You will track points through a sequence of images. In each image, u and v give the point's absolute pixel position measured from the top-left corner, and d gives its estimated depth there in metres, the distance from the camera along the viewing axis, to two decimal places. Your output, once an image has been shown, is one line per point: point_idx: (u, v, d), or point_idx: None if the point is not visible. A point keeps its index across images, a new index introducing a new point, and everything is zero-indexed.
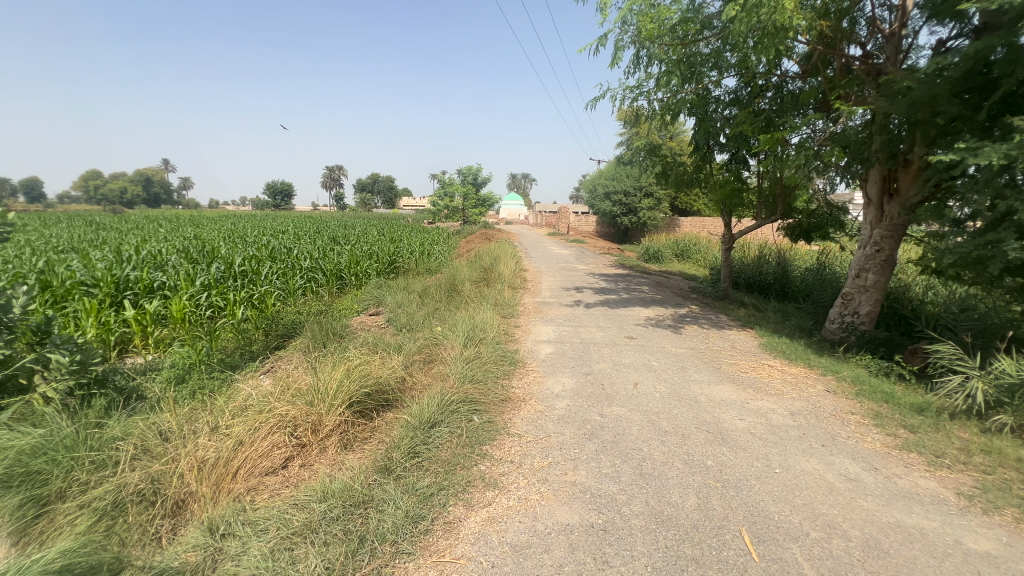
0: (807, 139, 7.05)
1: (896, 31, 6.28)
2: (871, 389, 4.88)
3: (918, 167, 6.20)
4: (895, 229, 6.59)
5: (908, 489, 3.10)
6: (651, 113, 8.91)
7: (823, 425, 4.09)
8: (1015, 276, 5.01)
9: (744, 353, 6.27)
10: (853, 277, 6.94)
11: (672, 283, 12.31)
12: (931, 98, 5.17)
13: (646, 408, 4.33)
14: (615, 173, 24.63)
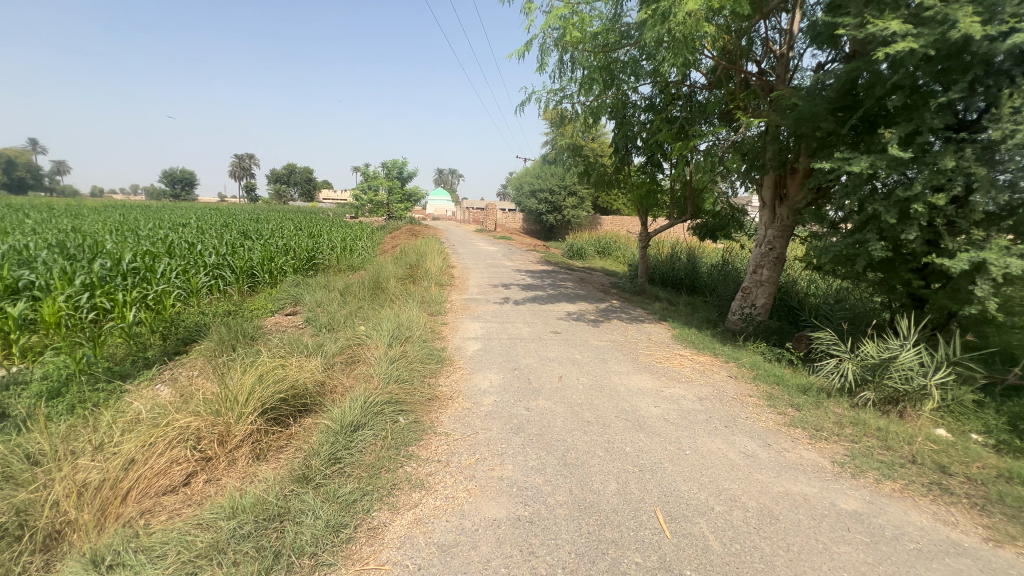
0: (713, 146, 7.67)
1: (785, 53, 7.03)
2: (765, 373, 5.45)
3: (804, 175, 6.96)
4: (785, 230, 7.37)
5: (795, 460, 3.51)
6: (574, 116, 9.19)
7: (726, 408, 4.49)
8: (878, 271, 5.80)
9: (658, 344, 6.71)
10: (751, 272, 7.67)
11: (595, 279, 12.87)
12: (812, 114, 5.86)
13: (570, 399, 4.49)
14: (541, 171, 25.16)
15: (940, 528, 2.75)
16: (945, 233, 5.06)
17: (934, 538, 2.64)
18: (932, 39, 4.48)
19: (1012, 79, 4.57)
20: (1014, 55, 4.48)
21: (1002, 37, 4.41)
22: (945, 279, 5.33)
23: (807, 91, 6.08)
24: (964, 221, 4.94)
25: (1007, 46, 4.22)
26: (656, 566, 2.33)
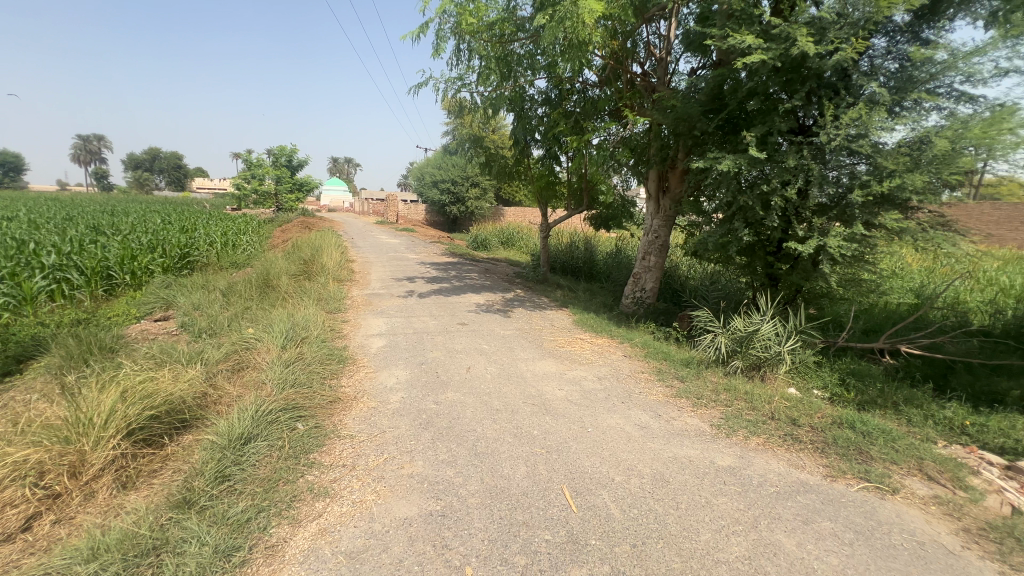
0: (605, 141, 8.15)
1: (664, 57, 7.67)
2: (655, 350, 5.98)
3: (682, 170, 7.68)
4: (668, 220, 8.09)
5: (681, 427, 3.91)
6: (473, 106, 9.17)
7: (622, 385, 4.86)
8: (743, 255, 6.62)
9: (561, 329, 7.03)
10: (641, 259, 8.32)
11: (499, 269, 13.06)
12: (688, 115, 6.47)
13: (479, 390, 4.53)
14: (442, 162, 24.78)
15: (792, 472, 3.25)
16: (792, 222, 5.93)
17: (788, 481, 3.12)
18: (778, 54, 5.19)
19: (836, 91, 5.47)
20: (838, 71, 5.35)
21: (828, 55, 5.25)
22: (793, 261, 6.25)
23: (683, 94, 6.70)
24: (805, 211, 5.84)
25: (833, 63, 5.03)
26: (564, 540, 2.46)
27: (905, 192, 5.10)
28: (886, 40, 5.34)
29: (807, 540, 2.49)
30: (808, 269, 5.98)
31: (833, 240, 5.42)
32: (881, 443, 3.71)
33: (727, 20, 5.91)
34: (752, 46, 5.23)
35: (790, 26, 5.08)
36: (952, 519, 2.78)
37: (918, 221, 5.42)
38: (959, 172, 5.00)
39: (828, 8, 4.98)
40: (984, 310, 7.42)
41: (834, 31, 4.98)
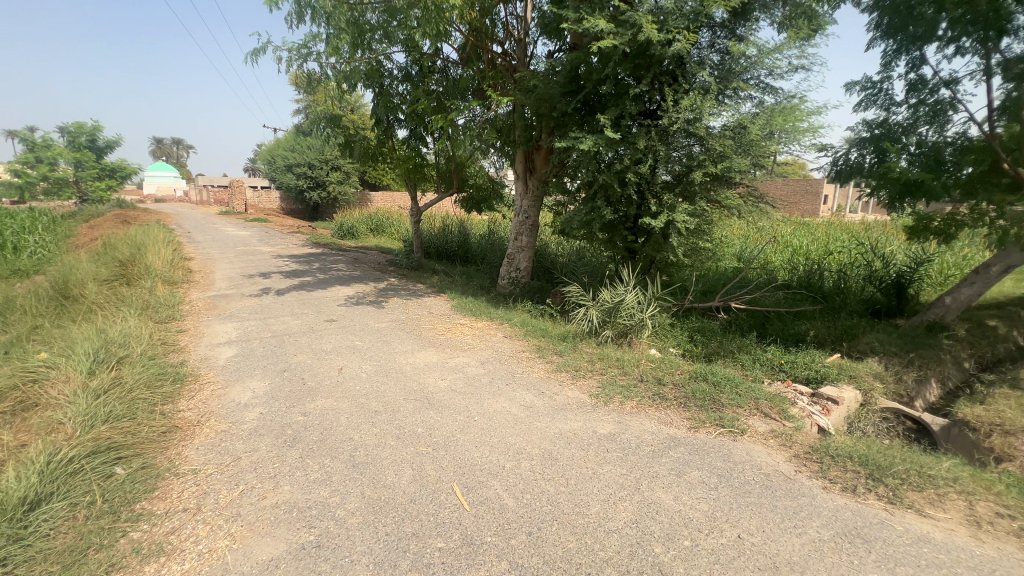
0: (470, 121, 7.96)
1: (522, 38, 7.70)
2: (533, 329, 6.09)
3: (546, 150, 7.86)
4: (536, 200, 8.26)
5: (563, 401, 4.01)
6: (324, 79, 8.26)
7: (505, 367, 4.83)
8: (605, 231, 7.05)
9: (439, 316, 6.80)
10: (513, 240, 8.41)
11: (370, 258, 12.26)
12: (549, 96, 6.57)
13: (354, 392, 4.12)
14: (296, 142, 22.33)
15: (663, 429, 3.53)
16: (645, 199, 6.46)
17: (660, 438, 3.37)
18: (627, 39, 5.48)
19: (674, 79, 5.99)
20: (675, 60, 5.85)
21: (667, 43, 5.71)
22: (647, 235, 6.84)
23: (542, 75, 6.79)
24: (655, 189, 6.39)
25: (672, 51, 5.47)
26: (458, 544, 2.31)
27: (731, 171, 5.85)
28: (710, 34, 6.01)
29: (681, 491, 2.69)
30: (660, 242, 6.59)
31: (680, 214, 6.03)
32: (728, 390, 4.23)
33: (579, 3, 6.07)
34: (604, 30, 5.44)
35: (636, 12, 5.38)
36: (786, 448, 3.25)
37: (741, 195, 6.29)
38: (768, 153, 5.88)
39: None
40: (786, 267, 9.00)
41: (671, 20, 5.40)
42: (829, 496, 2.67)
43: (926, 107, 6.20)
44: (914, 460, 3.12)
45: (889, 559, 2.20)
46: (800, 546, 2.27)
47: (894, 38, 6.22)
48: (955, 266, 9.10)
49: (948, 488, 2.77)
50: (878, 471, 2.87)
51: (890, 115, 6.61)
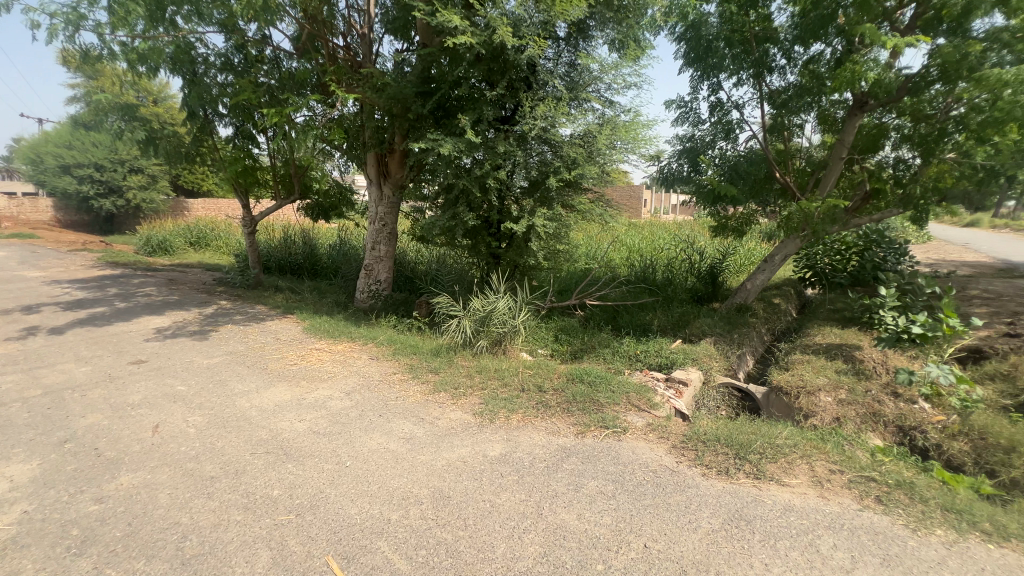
0: (311, 119, 7.08)
1: (366, 33, 7.10)
2: (402, 346, 5.60)
3: (400, 154, 7.34)
4: (393, 206, 7.69)
5: (445, 426, 3.67)
6: (109, 58, 6.57)
7: (376, 394, 4.29)
8: (469, 238, 6.87)
9: (289, 342, 5.84)
10: (370, 250, 7.74)
11: (191, 277, 10.20)
12: (402, 96, 6.11)
13: (178, 456, 3.20)
14: (72, 137, 17.67)
15: (552, 440, 3.43)
16: (506, 204, 6.44)
17: (551, 451, 3.26)
18: (482, 41, 5.34)
19: (527, 85, 6.07)
20: (528, 67, 5.92)
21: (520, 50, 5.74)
22: (509, 240, 6.86)
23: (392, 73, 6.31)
24: (516, 194, 6.42)
25: (526, 58, 5.54)
26: None
27: (583, 177, 6.17)
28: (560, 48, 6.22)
29: (584, 508, 2.59)
30: (523, 246, 6.65)
31: (540, 219, 6.15)
32: (603, 388, 4.36)
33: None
34: (460, 28, 5.21)
35: (492, 14, 5.27)
36: (664, 441, 3.42)
37: (592, 200, 6.65)
38: (613, 160, 6.34)
39: (518, 4, 5.37)
40: (627, 263, 9.95)
41: (525, 27, 5.43)
42: (710, 483, 2.84)
43: (719, 126, 7.26)
44: (762, 432, 3.55)
45: (769, 536, 2.37)
46: (699, 541, 2.33)
47: (699, 66, 6.70)
48: (748, 256, 11.12)
49: (792, 454, 3.18)
50: (741, 450, 3.17)
51: (695, 131, 7.55)
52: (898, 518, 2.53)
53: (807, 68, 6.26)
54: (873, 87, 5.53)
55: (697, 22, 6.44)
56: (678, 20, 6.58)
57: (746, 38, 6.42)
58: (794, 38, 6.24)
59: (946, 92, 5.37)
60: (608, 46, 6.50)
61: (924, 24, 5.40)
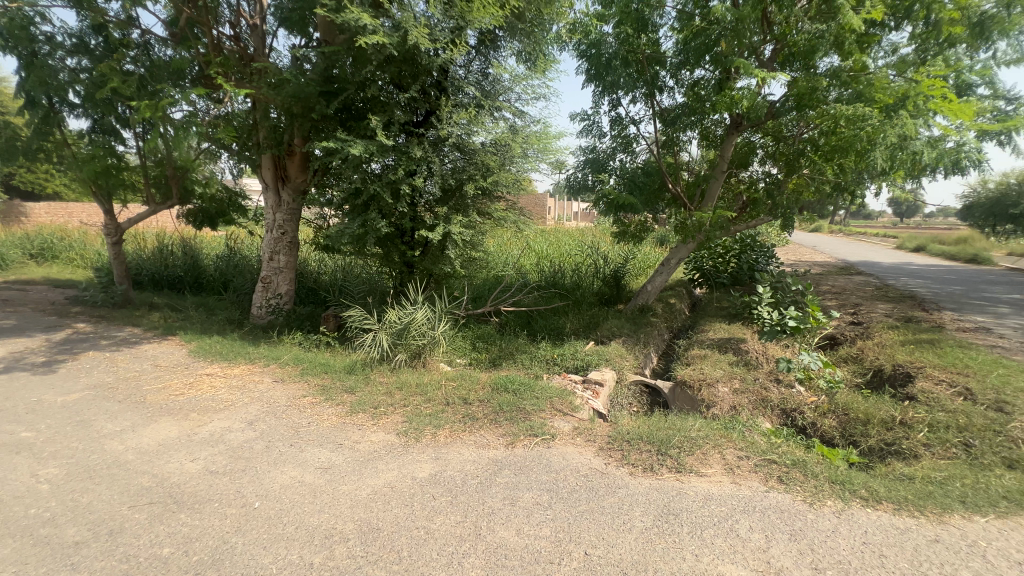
0: (192, 115, 6.29)
1: (257, 24, 6.50)
2: (311, 365, 5.14)
3: (301, 156, 6.79)
4: (293, 213, 7.07)
5: (366, 450, 3.41)
6: None
7: (284, 421, 3.87)
8: (380, 246, 6.55)
9: (172, 368, 5.08)
10: (267, 261, 7.06)
11: (34, 297, 8.51)
12: (303, 94, 5.65)
13: (27, 521, 2.60)
14: None
15: (483, 454, 3.35)
16: (420, 211, 6.25)
17: (483, 465, 3.17)
18: (395, 42, 5.14)
19: (439, 91, 5.96)
20: (441, 73, 5.81)
21: (433, 54, 5.63)
22: (424, 248, 6.65)
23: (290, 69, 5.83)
24: (430, 202, 6.26)
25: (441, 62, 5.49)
26: None
27: (498, 185, 6.20)
28: (474, 56, 6.18)
29: (522, 523, 2.55)
30: (438, 254, 6.50)
31: (456, 227, 6.06)
32: (528, 395, 4.36)
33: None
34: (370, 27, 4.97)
35: (404, 15, 5.10)
36: (591, 443, 3.51)
37: (507, 207, 6.69)
38: (526, 169, 6.46)
39: (431, 7, 5.25)
40: (537, 268, 10.20)
41: (439, 31, 5.32)
42: (638, 481, 2.96)
43: (618, 139, 7.68)
44: (677, 426, 3.79)
45: (696, 527, 2.52)
46: (635, 541, 2.40)
47: (599, 82, 7.08)
48: (646, 259, 12.00)
49: (705, 444, 3.43)
50: (663, 446, 3.36)
51: (598, 143, 7.91)
52: (797, 494, 2.84)
53: (693, 90, 6.84)
54: (747, 110, 6.21)
55: (597, 42, 6.75)
56: (582, 37, 6.89)
57: (640, 59, 6.86)
58: (681, 62, 6.79)
59: (801, 118, 6.22)
60: (516, 57, 6.56)
61: (783, 57, 6.19)
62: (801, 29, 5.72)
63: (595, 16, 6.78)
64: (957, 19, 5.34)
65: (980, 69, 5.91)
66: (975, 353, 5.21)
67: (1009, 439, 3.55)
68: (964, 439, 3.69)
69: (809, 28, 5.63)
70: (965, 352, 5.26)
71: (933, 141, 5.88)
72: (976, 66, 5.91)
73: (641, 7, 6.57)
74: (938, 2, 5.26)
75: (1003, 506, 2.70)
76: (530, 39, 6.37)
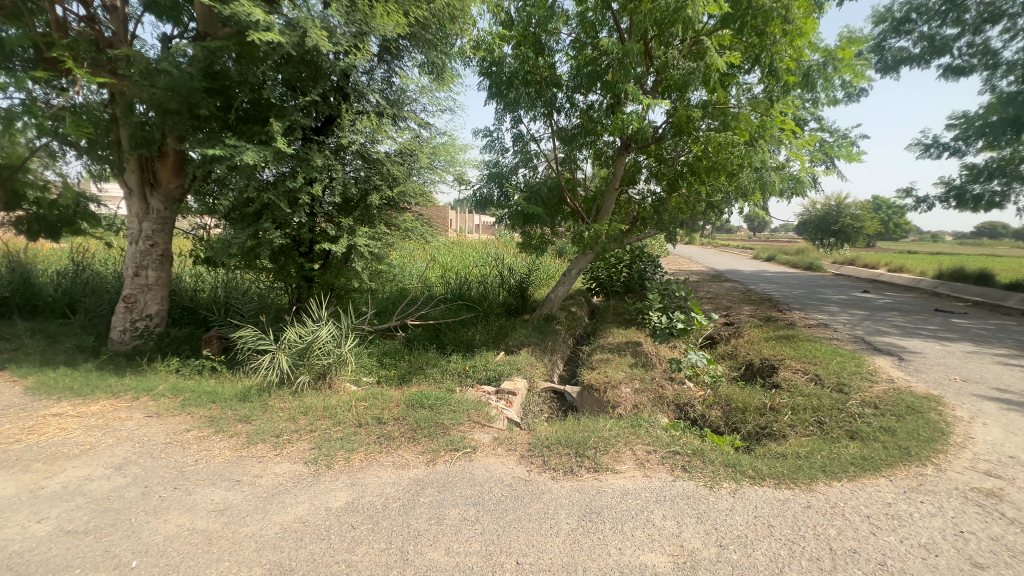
0: (27, 104, 5.24)
1: (117, 6, 5.66)
2: (193, 395, 4.52)
3: (175, 159, 5.99)
4: (165, 222, 6.20)
5: (269, 484, 3.08)
6: None
7: (163, 462, 3.34)
8: (274, 259, 6.01)
9: (0, 411, 4.13)
10: (132, 277, 6.10)
11: None
12: (180, 89, 5.02)
13: None
14: None
15: (402, 474, 3.21)
16: (320, 222, 5.86)
17: (404, 486, 3.04)
18: (292, 42, 4.80)
19: (341, 96, 5.69)
20: (342, 77, 5.55)
21: (334, 57, 5.36)
22: (324, 260, 6.25)
23: (162, 60, 5.15)
24: (331, 212, 5.90)
25: (343, 67, 5.24)
26: None
27: (405, 196, 6.07)
28: (377, 64, 5.98)
29: (450, 541, 2.48)
30: (341, 267, 6.14)
31: (361, 238, 5.78)
32: (444, 410, 4.28)
33: None
34: (263, 22, 4.59)
35: (302, 14, 4.78)
36: (512, 453, 3.55)
37: (414, 218, 6.53)
38: (434, 180, 6.42)
39: (332, 9, 4.99)
40: (443, 280, 10.09)
41: (342, 35, 5.08)
42: (560, 485, 3.06)
43: (520, 154, 7.85)
44: (590, 429, 3.98)
45: (617, 522, 2.66)
46: (563, 544, 2.46)
47: (500, 100, 7.26)
48: (547, 270, 12.47)
49: (617, 443, 3.65)
50: (580, 448, 3.51)
51: (500, 158, 8.02)
52: (699, 480, 3.13)
53: (587, 112, 7.29)
54: (635, 132, 6.74)
55: (498, 61, 6.93)
56: (484, 54, 6.94)
57: (538, 80, 7.14)
58: (576, 86, 7.20)
59: (681, 143, 6.96)
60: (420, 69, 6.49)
61: (662, 89, 6.79)
62: (677, 64, 6.40)
63: (497, 36, 6.88)
64: (794, 68, 6.43)
65: (811, 110, 7.15)
66: (820, 345, 6.22)
67: (849, 414, 4.25)
68: (818, 418, 4.35)
69: (684, 64, 6.34)
70: (813, 345, 6.26)
71: (781, 168, 6.91)
72: (808, 106, 7.13)
73: (540, 31, 6.93)
74: (781, 52, 6.27)
75: (852, 470, 3.24)
76: (434, 52, 6.33)
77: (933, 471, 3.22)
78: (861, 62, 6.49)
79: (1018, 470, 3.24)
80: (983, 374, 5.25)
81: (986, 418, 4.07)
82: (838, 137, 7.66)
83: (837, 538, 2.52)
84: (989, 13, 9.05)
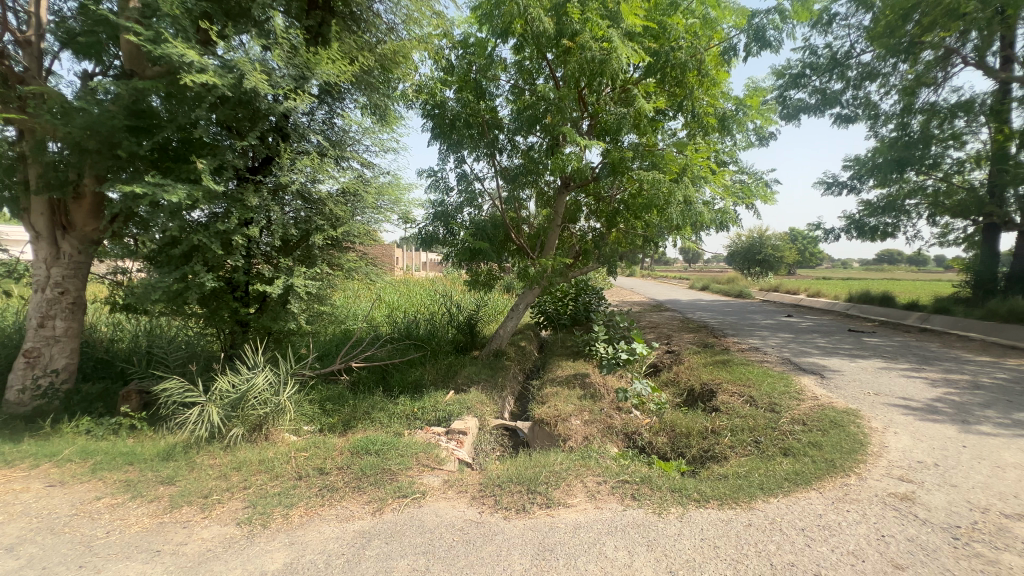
0: None
1: (32, 40, 5.32)
2: (107, 459, 4.06)
3: (93, 200, 5.60)
4: (77, 267, 5.69)
5: (196, 551, 2.80)
6: None
7: (67, 538, 2.96)
8: (205, 304, 5.67)
9: None
10: (35, 329, 5.50)
11: None
12: (102, 128, 4.77)
13: None
14: None
15: (346, 527, 3.03)
16: (256, 263, 5.61)
17: (349, 540, 2.87)
18: (228, 83, 4.70)
19: (280, 136, 5.62)
20: (281, 119, 5.50)
21: (273, 99, 5.27)
22: (261, 303, 5.95)
23: (80, 96, 4.86)
24: (268, 253, 5.68)
25: (282, 109, 5.17)
26: None
27: (348, 236, 6.01)
28: (318, 105, 5.94)
29: None
30: (278, 310, 5.87)
31: (301, 279, 5.59)
32: (391, 455, 4.11)
33: (148, 20, 4.81)
34: (196, 64, 4.48)
35: (238, 56, 4.72)
36: (464, 494, 3.46)
37: (357, 257, 6.44)
38: (377, 220, 6.41)
39: (272, 53, 4.95)
40: (388, 320, 9.86)
41: (281, 77, 5.02)
42: (513, 524, 3.01)
43: (464, 194, 7.97)
44: (542, 463, 3.97)
45: (570, 558, 2.64)
46: None
47: (444, 141, 7.42)
48: (495, 306, 12.50)
49: (569, 476, 3.66)
50: (532, 484, 3.49)
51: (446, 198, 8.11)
52: (648, 508, 3.19)
53: (528, 153, 7.62)
54: (574, 171, 7.08)
55: (440, 104, 7.16)
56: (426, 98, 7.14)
57: (480, 122, 7.32)
58: (516, 128, 7.49)
59: (616, 182, 7.38)
60: (363, 110, 6.53)
61: (597, 132, 7.27)
62: (609, 109, 6.88)
63: (438, 82, 7.15)
64: (711, 114, 7.14)
65: (729, 152, 7.88)
66: (752, 368, 6.62)
67: (781, 433, 4.51)
68: (754, 438, 4.59)
69: (615, 109, 6.81)
70: (746, 368, 6.64)
71: (706, 205, 7.46)
72: (727, 149, 7.86)
73: (480, 77, 7.25)
74: (699, 100, 6.96)
75: (786, 486, 3.43)
76: (376, 94, 6.42)
77: (856, 480, 3.47)
78: (768, 110, 7.28)
79: (925, 473, 3.57)
80: (891, 386, 5.79)
81: (897, 427, 4.47)
82: (754, 178, 8.43)
83: (776, 553, 2.63)
84: (866, 72, 10.52)
